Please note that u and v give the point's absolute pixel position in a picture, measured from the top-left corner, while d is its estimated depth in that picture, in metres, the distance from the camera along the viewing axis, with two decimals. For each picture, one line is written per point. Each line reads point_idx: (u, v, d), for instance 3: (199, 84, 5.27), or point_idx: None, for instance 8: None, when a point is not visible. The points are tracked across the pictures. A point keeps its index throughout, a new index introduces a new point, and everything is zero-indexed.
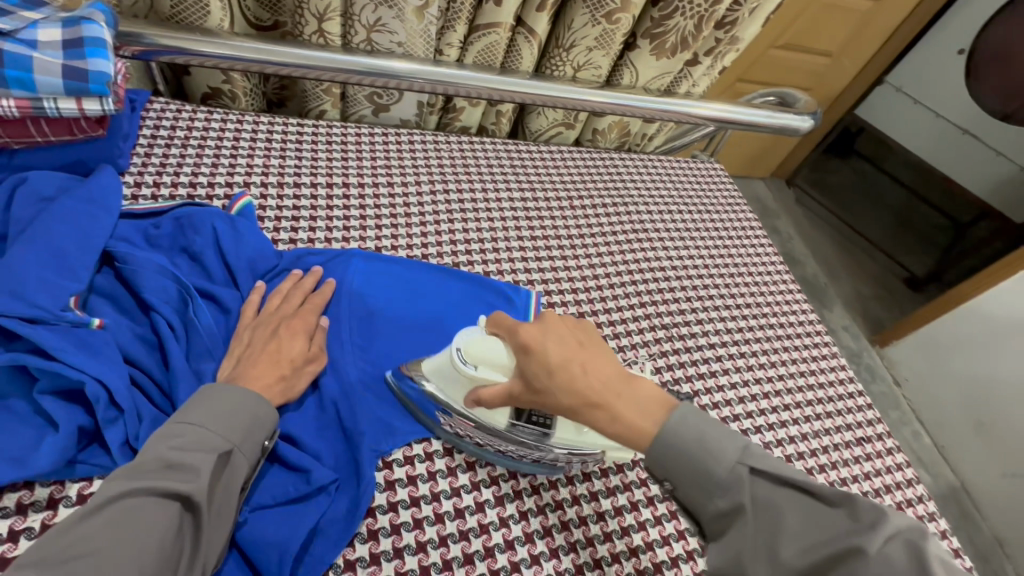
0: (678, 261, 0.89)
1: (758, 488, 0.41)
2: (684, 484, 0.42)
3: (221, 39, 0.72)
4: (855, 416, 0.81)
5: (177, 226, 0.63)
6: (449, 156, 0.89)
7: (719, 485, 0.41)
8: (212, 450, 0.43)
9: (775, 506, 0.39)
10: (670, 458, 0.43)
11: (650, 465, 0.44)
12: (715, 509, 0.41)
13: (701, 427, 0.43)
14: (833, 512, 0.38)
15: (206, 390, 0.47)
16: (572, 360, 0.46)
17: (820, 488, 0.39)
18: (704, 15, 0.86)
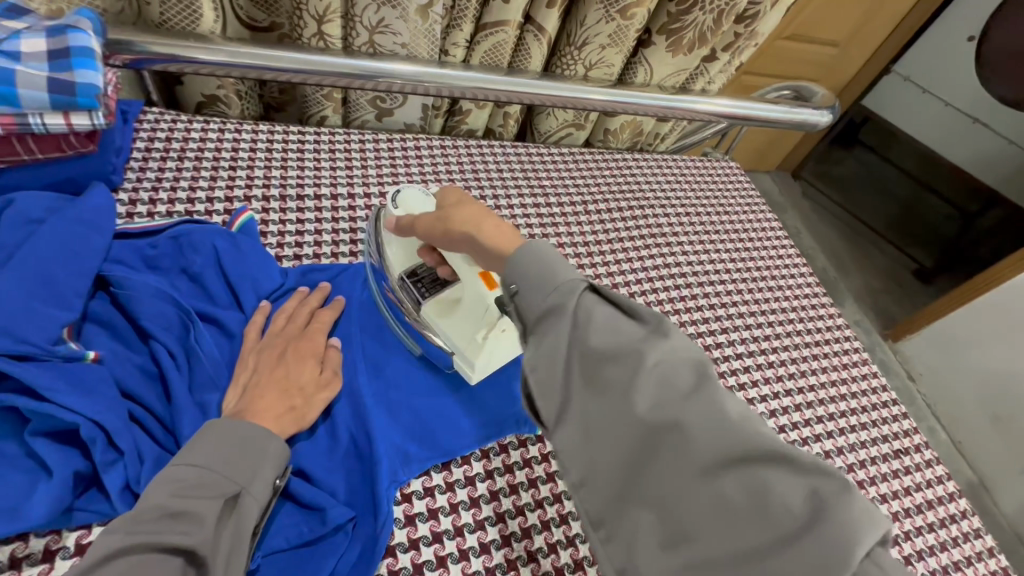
0: (698, 266, 0.86)
1: (585, 297, 0.40)
2: (525, 286, 0.41)
3: (217, 46, 0.69)
4: (890, 426, 0.77)
5: (175, 246, 0.59)
6: (458, 162, 0.85)
7: (552, 286, 0.40)
8: (219, 496, 0.40)
9: (594, 309, 0.39)
10: (516, 265, 0.42)
11: (503, 273, 0.43)
12: (542, 307, 0.40)
13: (548, 249, 0.42)
14: (642, 327, 0.39)
15: (210, 426, 0.43)
16: (465, 200, 0.53)
17: (635, 307, 0.40)
18: (724, 10, 0.81)
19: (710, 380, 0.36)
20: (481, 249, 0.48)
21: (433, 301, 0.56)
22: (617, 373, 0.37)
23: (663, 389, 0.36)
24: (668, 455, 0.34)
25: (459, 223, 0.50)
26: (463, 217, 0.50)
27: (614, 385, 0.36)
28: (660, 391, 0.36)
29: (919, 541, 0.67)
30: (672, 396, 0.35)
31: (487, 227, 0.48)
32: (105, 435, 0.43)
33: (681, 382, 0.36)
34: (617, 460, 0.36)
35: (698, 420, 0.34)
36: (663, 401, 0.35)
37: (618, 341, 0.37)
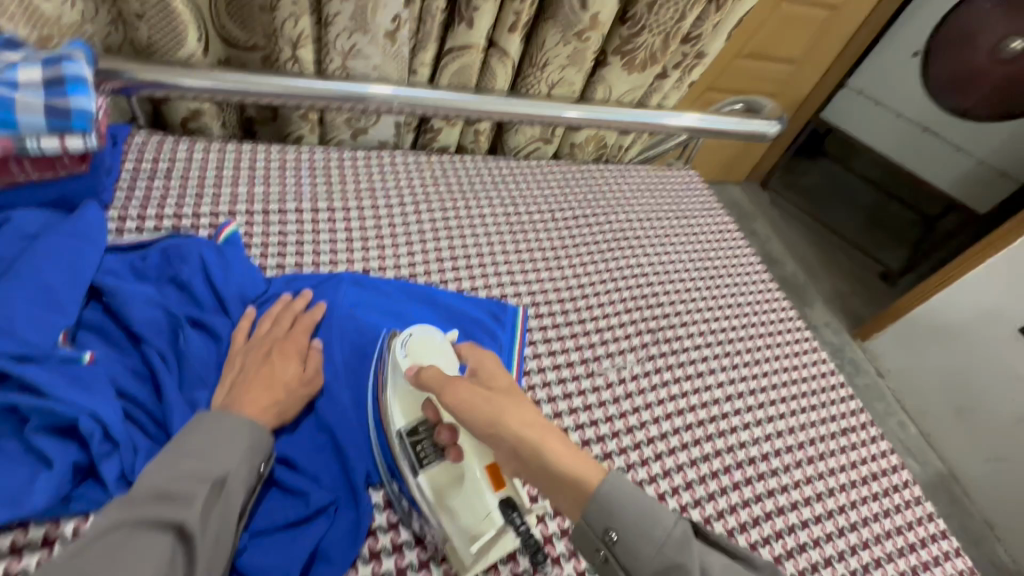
0: (660, 267, 0.92)
1: (696, 548, 0.45)
2: (632, 544, 0.45)
3: (199, 73, 0.74)
4: (838, 407, 0.83)
5: (164, 256, 0.63)
6: (431, 176, 0.91)
7: (666, 538, 0.45)
8: (206, 478, 0.43)
9: (703, 559, 0.44)
10: (622, 511, 0.46)
11: (597, 516, 0.46)
12: (656, 568, 0.44)
13: (640, 493, 0.47)
14: (747, 568, 0.45)
15: (198, 417, 0.47)
16: (515, 397, 0.52)
17: (739, 552, 0.46)
18: (669, 32, 0.90)
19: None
20: (558, 475, 0.48)
21: (435, 479, 0.54)
22: None
23: None
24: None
25: (523, 434, 0.49)
26: (528, 426, 0.49)
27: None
28: None
29: (865, 510, 0.73)
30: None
31: (554, 449, 0.48)
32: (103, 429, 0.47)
33: None
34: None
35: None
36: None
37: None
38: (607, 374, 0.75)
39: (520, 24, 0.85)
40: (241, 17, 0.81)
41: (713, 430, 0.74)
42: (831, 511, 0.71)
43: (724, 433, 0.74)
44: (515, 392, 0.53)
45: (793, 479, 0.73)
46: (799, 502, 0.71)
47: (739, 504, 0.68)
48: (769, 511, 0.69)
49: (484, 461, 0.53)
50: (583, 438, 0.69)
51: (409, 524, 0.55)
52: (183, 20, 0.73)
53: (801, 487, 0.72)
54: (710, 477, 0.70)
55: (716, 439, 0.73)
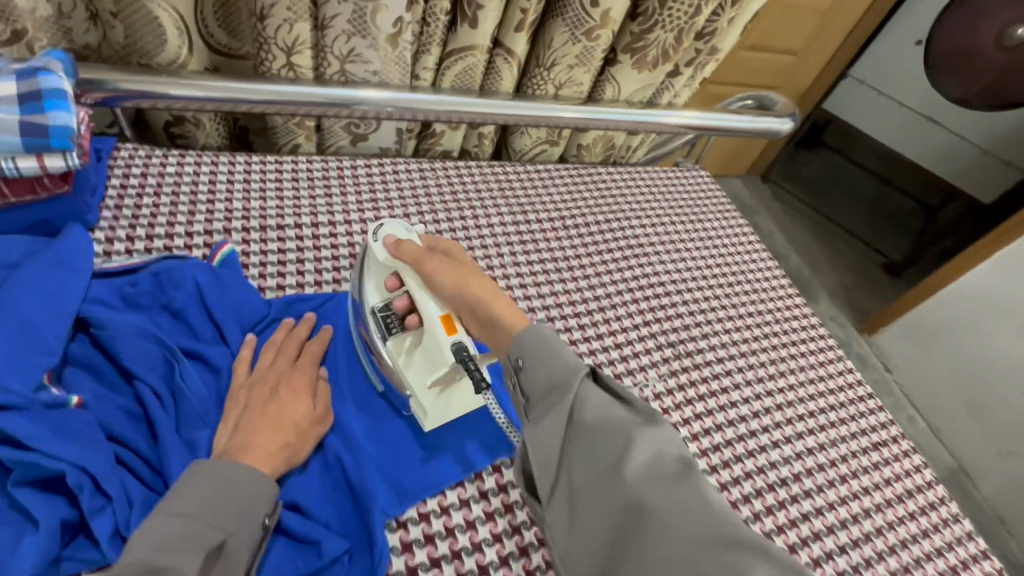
0: (676, 274, 0.88)
1: (586, 382, 0.45)
2: (529, 367, 0.45)
3: (186, 80, 0.69)
4: (868, 420, 0.80)
5: (155, 282, 0.59)
6: (436, 184, 0.87)
7: (559, 365, 0.45)
8: (202, 546, 0.40)
9: (591, 393, 0.44)
10: (528, 342, 0.47)
11: (511, 349, 0.47)
12: (543, 387, 0.44)
13: (553, 335, 0.48)
14: (634, 413, 0.44)
15: (195, 468, 0.43)
16: (469, 269, 0.57)
17: (630, 400, 0.45)
18: (684, 28, 0.85)
19: (692, 466, 0.41)
20: (495, 320, 0.51)
21: (400, 340, 0.57)
22: (612, 455, 0.40)
23: (650, 477, 0.40)
24: (649, 529, 0.37)
25: (474, 295, 0.53)
26: (477, 289, 0.54)
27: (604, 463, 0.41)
28: (648, 477, 0.40)
29: (903, 530, 0.70)
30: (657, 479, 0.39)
31: (500, 305, 0.52)
32: (93, 481, 0.43)
33: (662, 467, 0.40)
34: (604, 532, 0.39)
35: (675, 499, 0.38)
36: (646, 478, 0.40)
37: (614, 422, 0.42)
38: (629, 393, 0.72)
39: (527, 23, 0.81)
40: (231, 24, 0.77)
41: (742, 449, 0.71)
42: (867, 534, 0.68)
43: (753, 453, 0.71)
44: (471, 267, 0.57)
45: (826, 500, 0.69)
46: (834, 525, 0.68)
47: (773, 529, 0.65)
48: (803, 536, 0.66)
49: (438, 311, 0.55)
50: None
51: (381, 386, 0.59)
52: (165, 29, 0.69)
53: (835, 508, 0.69)
54: (741, 501, 0.67)
55: (745, 459, 0.70)
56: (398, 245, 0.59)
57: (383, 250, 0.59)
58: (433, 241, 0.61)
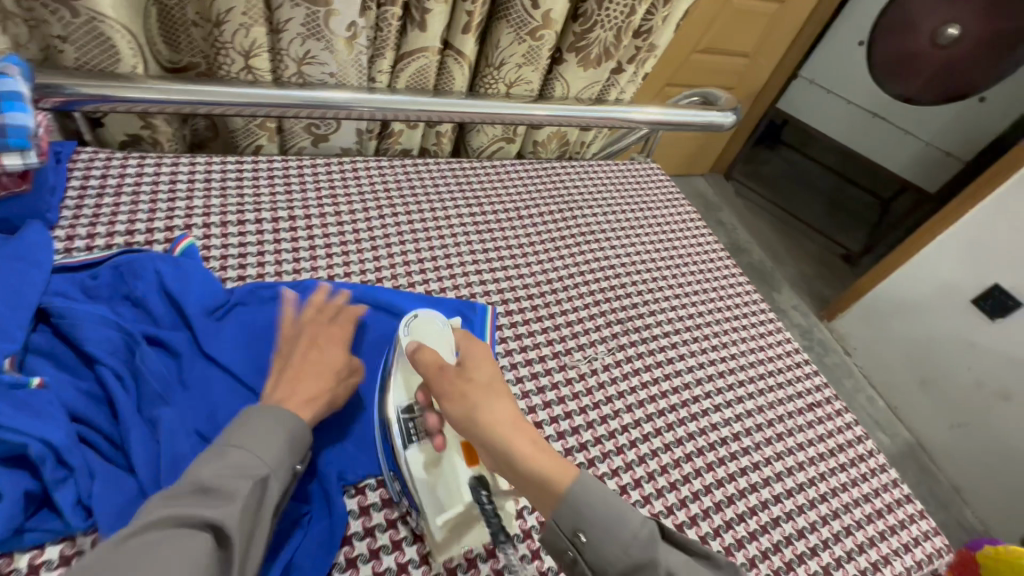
0: (626, 258, 0.93)
1: (663, 550, 0.45)
2: (598, 543, 0.45)
3: (143, 84, 0.72)
4: (804, 385, 0.86)
5: (117, 274, 0.61)
6: (394, 180, 0.90)
7: (634, 540, 0.44)
8: (252, 477, 0.45)
9: (667, 559, 0.44)
10: (593, 514, 0.46)
11: (566, 515, 0.46)
12: (621, 565, 0.44)
13: (610, 492, 0.47)
14: (713, 568, 0.44)
15: (246, 412, 0.49)
16: (495, 388, 0.53)
17: (707, 553, 0.45)
18: (621, 27, 0.91)
19: None
20: (524, 475, 0.48)
21: (422, 456, 0.55)
22: None
23: None
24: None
25: (495, 429, 0.49)
26: (504, 418, 0.50)
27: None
28: None
29: (834, 481, 0.75)
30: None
31: (527, 444, 0.49)
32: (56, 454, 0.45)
33: None
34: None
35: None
36: None
37: None
38: (579, 366, 0.76)
39: (474, 25, 0.86)
40: (173, 37, 0.81)
41: (686, 414, 0.76)
42: (802, 485, 0.73)
43: (696, 417, 0.76)
44: (492, 384, 0.53)
45: (764, 457, 0.74)
46: (771, 479, 0.72)
47: (714, 485, 0.70)
48: (742, 489, 0.70)
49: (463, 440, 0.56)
50: (558, 432, 0.69)
51: (399, 499, 0.57)
52: (116, 46, 0.72)
53: (772, 464, 0.74)
54: (684, 461, 0.71)
55: (689, 422, 0.75)
56: (424, 351, 0.56)
57: (415, 351, 0.57)
58: (466, 343, 0.57)
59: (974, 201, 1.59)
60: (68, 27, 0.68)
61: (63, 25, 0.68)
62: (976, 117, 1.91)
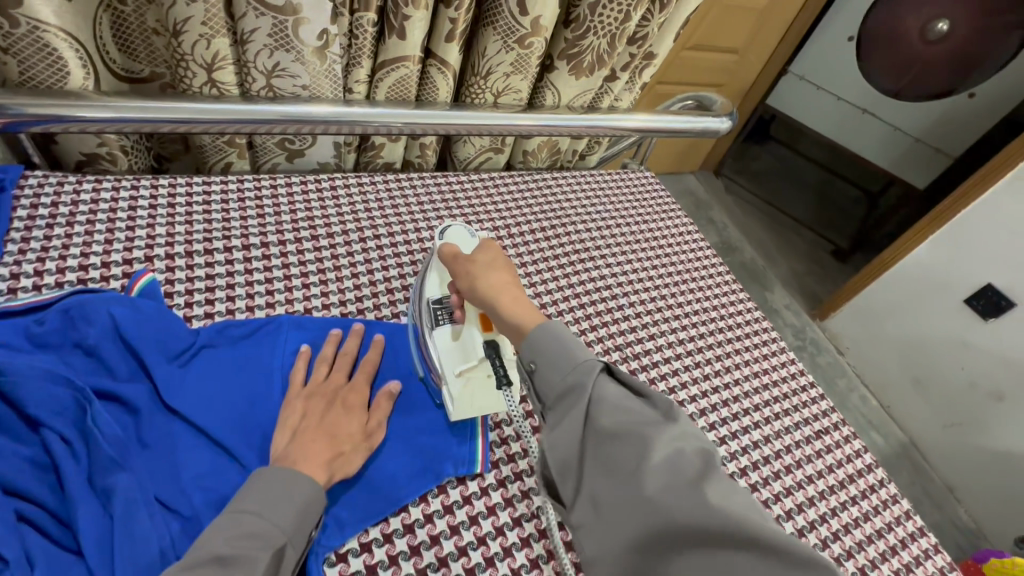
0: (622, 277, 0.89)
1: (602, 379, 0.45)
2: (542, 368, 0.47)
3: (96, 102, 0.65)
4: (810, 409, 0.82)
5: (66, 319, 0.55)
6: (376, 198, 0.85)
7: (572, 365, 0.46)
8: (270, 546, 0.44)
9: (606, 390, 0.44)
10: (540, 346, 0.48)
11: (522, 350, 0.49)
12: (557, 388, 0.46)
13: (566, 331, 0.49)
14: (653, 410, 0.44)
15: (258, 474, 0.48)
16: (499, 267, 0.61)
17: (651, 395, 0.45)
18: (615, 34, 0.86)
19: (708, 462, 0.40)
20: (509, 320, 0.54)
21: (446, 327, 0.61)
22: (628, 453, 0.41)
23: (665, 469, 0.40)
24: (667, 522, 0.38)
25: (487, 290, 0.58)
26: (498, 281, 0.58)
27: (624, 461, 0.41)
28: (667, 475, 0.39)
29: (845, 516, 0.72)
30: (680, 476, 0.39)
31: (516, 301, 0.56)
32: None
33: (681, 465, 0.40)
34: (627, 536, 0.39)
35: (697, 496, 0.37)
36: (664, 477, 0.39)
37: (626, 418, 0.42)
38: None
39: (457, 32, 0.80)
40: (129, 47, 0.74)
41: None
42: (812, 522, 0.70)
43: None
44: (494, 266, 0.61)
45: (772, 492, 0.71)
46: (781, 516, 0.69)
47: None
48: None
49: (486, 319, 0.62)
50: None
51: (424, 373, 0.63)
52: (62, 55, 0.65)
53: (780, 499, 0.70)
54: None
55: None
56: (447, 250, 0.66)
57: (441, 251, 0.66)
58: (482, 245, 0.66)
59: (967, 201, 1.58)
60: (8, 37, 0.61)
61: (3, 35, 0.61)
62: (962, 114, 1.90)
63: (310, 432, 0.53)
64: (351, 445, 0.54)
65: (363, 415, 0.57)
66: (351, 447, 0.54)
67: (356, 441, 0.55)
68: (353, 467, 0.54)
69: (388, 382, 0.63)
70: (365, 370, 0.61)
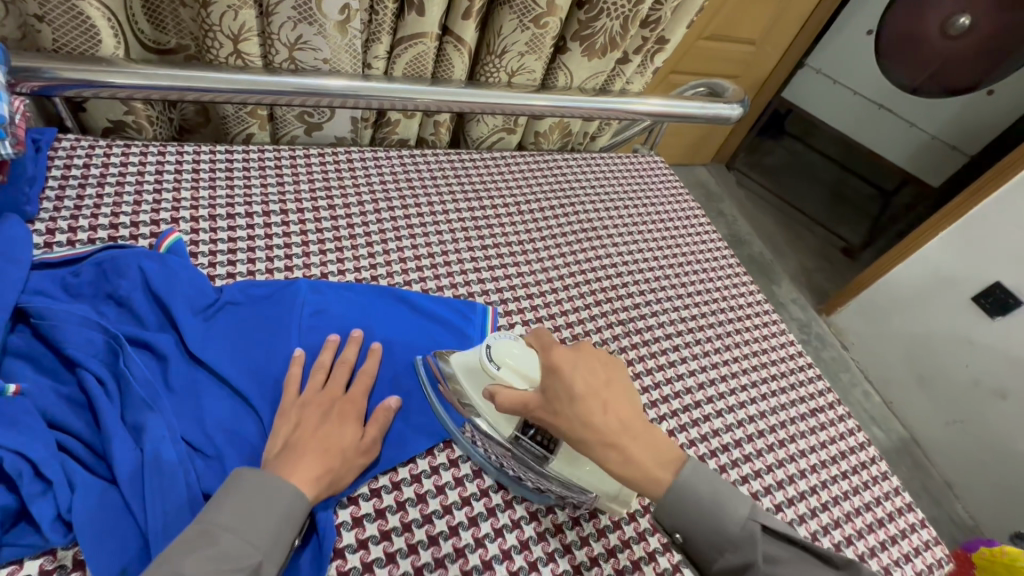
0: (628, 256, 0.91)
1: (763, 544, 0.48)
2: (699, 541, 0.50)
3: (128, 67, 0.68)
4: (806, 389, 0.84)
5: (99, 272, 0.58)
6: (391, 171, 0.87)
7: (731, 542, 0.49)
8: (239, 568, 0.43)
9: (771, 556, 0.48)
10: (688, 516, 0.50)
11: (667, 525, 0.51)
12: (725, 562, 0.49)
13: (714, 483, 0.51)
14: (831, 571, 0.46)
15: (237, 482, 0.47)
16: (599, 392, 0.52)
17: (823, 551, 0.47)
18: (628, 16, 0.88)
19: None
20: (633, 477, 0.50)
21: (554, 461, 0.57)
22: None
23: None
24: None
25: (589, 437, 0.51)
26: (602, 425, 0.51)
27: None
28: None
29: (836, 489, 0.74)
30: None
31: (625, 452, 0.50)
32: (32, 467, 0.43)
33: None
34: None
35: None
36: None
37: None
38: None
39: (475, 10, 0.82)
40: (157, 17, 0.77)
41: (686, 418, 0.74)
42: (802, 493, 0.72)
43: (697, 422, 0.75)
44: (591, 392, 0.52)
45: (765, 464, 0.73)
46: (772, 486, 0.72)
47: None
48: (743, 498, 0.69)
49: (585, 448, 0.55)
50: None
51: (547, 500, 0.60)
52: (95, 24, 0.68)
53: (773, 470, 0.73)
54: None
55: (690, 429, 0.73)
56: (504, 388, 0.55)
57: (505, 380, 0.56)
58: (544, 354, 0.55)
59: (977, 198, 1.58)
60: (44, 5, 0.64)
61: (39, 2, 0.64)
62: (979, 111, 1.89)
63: (301, 436, 0.52)
64: (341, 460, 0.52)
65: (357, 429, 0.55)
66: (342, 463, 0.53)
67: (348, 457, 0.53)
68: (341, 485, 0.53)
69: (385, 398, 0.61)
70: (362, 381, 0.60)
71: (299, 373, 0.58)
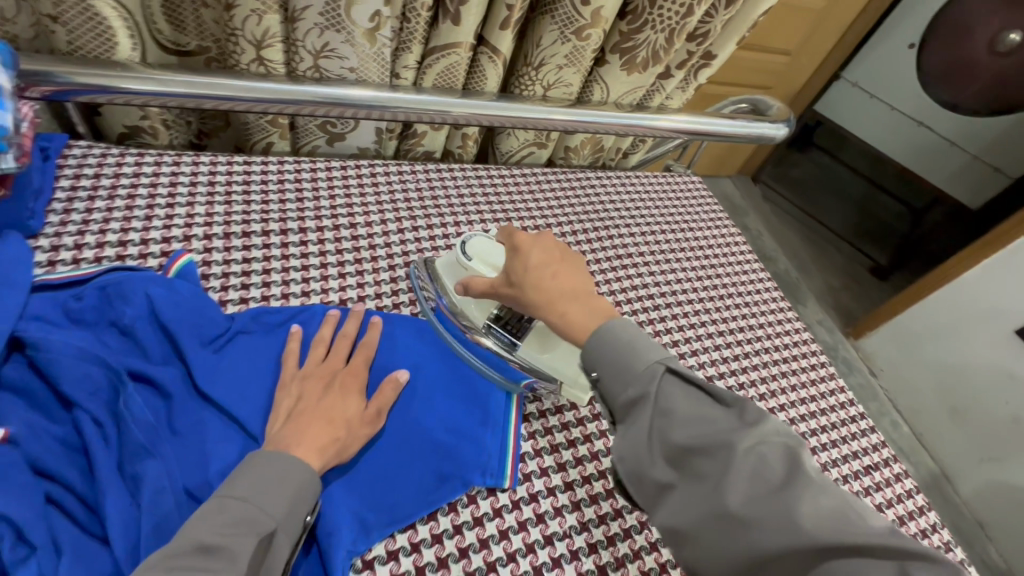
0: (665, 286, 0.85)
1: (666, 382, 0.43)
2: (605, 374, 0.44)
3: (142, 73, 0.63)
4: (859, 441, 0.77)
5: (102, 297, 0.54)
6: (416, 188, 0.82)
7: (635, 374, 0.43)
8: (256, 533, 0.42)
9: (671, 392, 0.42)
10: (599, 349, 0.45)
11: (580, 360, 0.46)
12: (625, 398, 0.43)
13: (632, 326, 0.46)
14: (728, 411, 0.42)
15: (253, 456, 0.46)
16: (552, 264, 0.52)
17: (721, 392, 0.43)
18: (675, 28, 0.81)
19: (799, 466, 0.39)
20: (569, 336, 0.48)
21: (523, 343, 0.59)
22: (709, 467, 0.39)
23: (753, 481, 0.38)
24: (757, 546, 0.37)
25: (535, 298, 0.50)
26: (549, 287, 0.50)
27: (703, 476, 0.40)
28: (753, 485, 0.38)
29: None
30: (763, 486, 0.38)
31: (565, 312, 0.49)
32: (16, 529, 0.39)
33: (773, 476, 0.38)
34: (727, 563, 0.38)
35: (788, 519, 0.36)
36: (751, 487, 0.38)
37: (704, 433, 0.40)
38: None
39: (513, 20, 0.76)
40: (178, 18, 0.72)
41: None
42: None
43: None
44: (547, 261, 0.53)
45: None
46: None
47: None
48: None
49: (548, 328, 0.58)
50: (591, 494, 0.60)
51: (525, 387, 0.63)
52: (111, 25, 0.63)
53: None
54: None
55: None
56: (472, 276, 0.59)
57: (478, 270, 0.61)
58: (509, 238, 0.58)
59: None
60: (58, 5, 0.59)
61: (53, 3, 0.59)
62: None
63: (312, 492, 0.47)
64: (347, 430, 0.52)
65: (360, 401, 0.55)
66: (348, 433, 0.52)
67: (352, 427, 0.52)
68: (347, 455, 0.52)
69: (389, 371, 0.60)
70: (363, 352, 0.59)
71: (299, 348, 0.57)
